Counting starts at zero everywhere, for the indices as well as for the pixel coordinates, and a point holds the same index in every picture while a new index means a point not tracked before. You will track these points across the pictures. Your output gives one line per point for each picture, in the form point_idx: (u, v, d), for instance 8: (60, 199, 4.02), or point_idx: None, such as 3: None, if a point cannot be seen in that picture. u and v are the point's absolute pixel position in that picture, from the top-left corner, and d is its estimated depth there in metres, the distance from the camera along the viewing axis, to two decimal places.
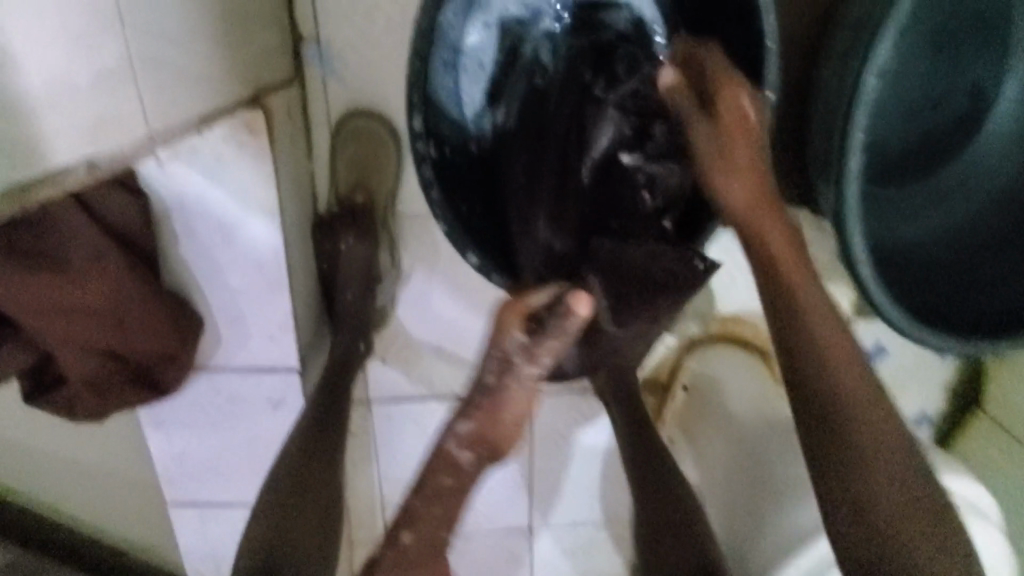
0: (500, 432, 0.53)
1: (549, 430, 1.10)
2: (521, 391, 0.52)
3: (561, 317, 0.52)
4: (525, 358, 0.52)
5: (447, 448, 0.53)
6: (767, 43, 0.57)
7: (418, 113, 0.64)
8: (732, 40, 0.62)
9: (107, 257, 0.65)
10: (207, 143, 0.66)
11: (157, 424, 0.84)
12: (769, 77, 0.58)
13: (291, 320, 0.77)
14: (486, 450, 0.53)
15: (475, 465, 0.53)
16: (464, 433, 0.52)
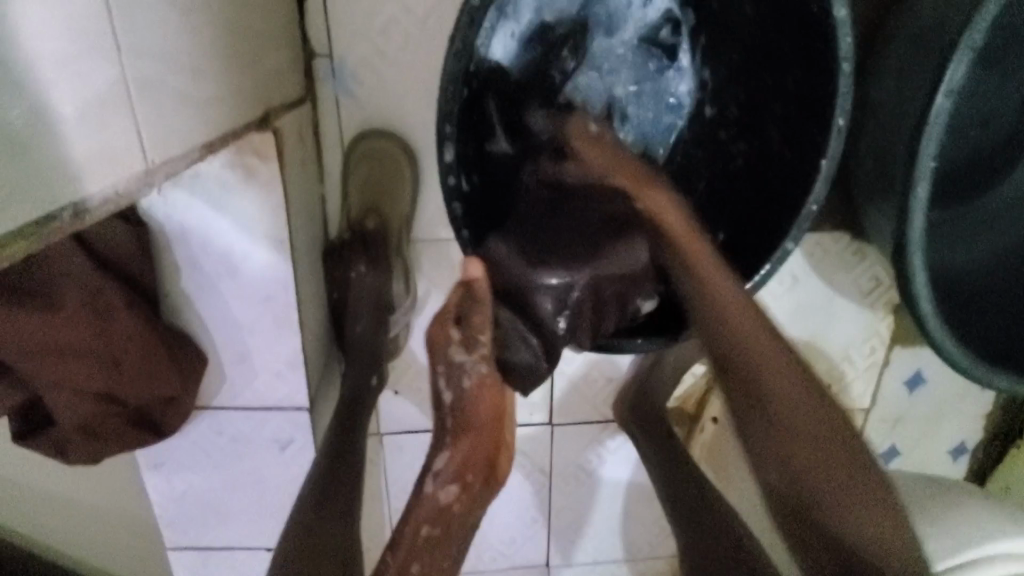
0: (477, 454, 0.52)
1: (569, 465, 1.02)
2: (479, 390, 0.51)
3: (472, 294, 0.50)
4: (468, 352, 0.50)
5: (427, 492, 0.51)
6: (842, 65, 0.53)
7: (452, 145, 0.56)
8: (795, 62, 0.58)
9: (107, 295, 0.59)
10: (214, 169, 0.62)
11: (156, 466, 0.78)
12: (843, 105, 0.54)
13: (301, 357, 0.72)
14: (471, 481, 0.51)
15: (465, 492, 0.51)
16: (442, 467, 0.51)
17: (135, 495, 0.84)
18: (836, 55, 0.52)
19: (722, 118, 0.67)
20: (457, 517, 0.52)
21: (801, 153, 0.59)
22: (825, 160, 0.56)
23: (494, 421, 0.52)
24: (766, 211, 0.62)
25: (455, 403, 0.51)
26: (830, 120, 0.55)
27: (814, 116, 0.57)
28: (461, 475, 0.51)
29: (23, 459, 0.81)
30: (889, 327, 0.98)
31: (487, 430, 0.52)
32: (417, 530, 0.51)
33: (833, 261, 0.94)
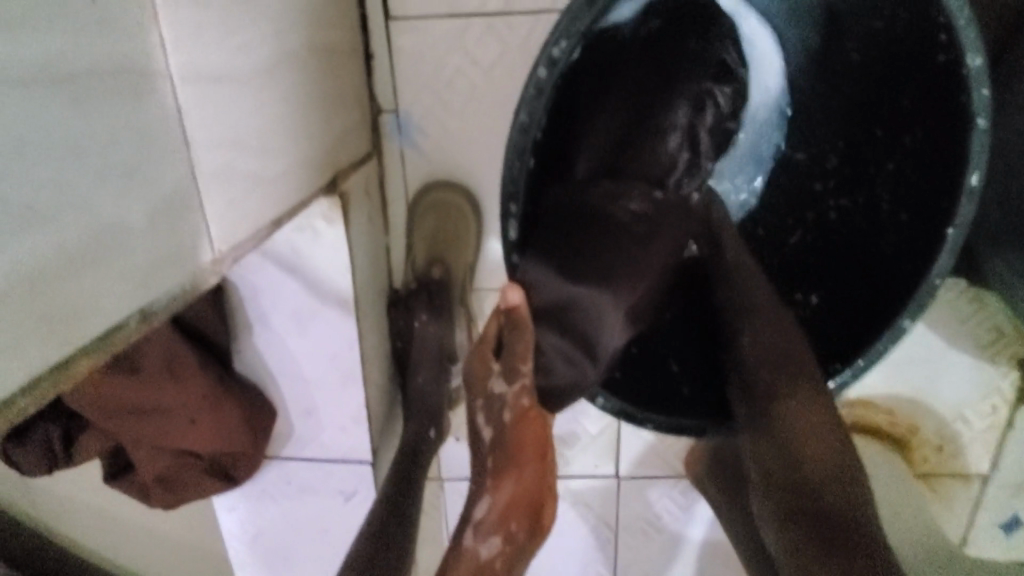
0: (518, 499, 0.50)
1: (636, 519, 0.95)
2: (521, 426, 0.50)
3: (511, 321, 0.50)
4: (509, 385, 0.50)
5: (466, 545, 0.48)
6: (979, 119, 0.47)
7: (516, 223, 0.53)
8: (920, 111, 0.52)
9: (182, 357, 0.61)
10: (284, 233, 0.63)
11: (227, 510, 0.80)
12: (979, 161, 0.48)
13: (364, 413, 0.71)
14: (514, 530, 0.49)
15: (509, 545, 0.48)
16: (483, 516, 0.48)
17: (209, 535, 0.87)
18: (970, 109, 0.47)
19: (819, 168, 0.63)
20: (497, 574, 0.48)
21: (923, 216, 0.53)
22: (951, 229, 0.51)
23: (538, 459, 0.51)
24: (874, 280, 0.58)
25: (496, 440, 0.50)
26: (961, 181, 0.49)
27: (942, 178, 0.51)
28: (502, 524, 0.48)
29: (110, 496, 0.86)
30: (1013, 384, 0.85)
31: (532, 470, 0.50)
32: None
33: (944, 308, 0.83)
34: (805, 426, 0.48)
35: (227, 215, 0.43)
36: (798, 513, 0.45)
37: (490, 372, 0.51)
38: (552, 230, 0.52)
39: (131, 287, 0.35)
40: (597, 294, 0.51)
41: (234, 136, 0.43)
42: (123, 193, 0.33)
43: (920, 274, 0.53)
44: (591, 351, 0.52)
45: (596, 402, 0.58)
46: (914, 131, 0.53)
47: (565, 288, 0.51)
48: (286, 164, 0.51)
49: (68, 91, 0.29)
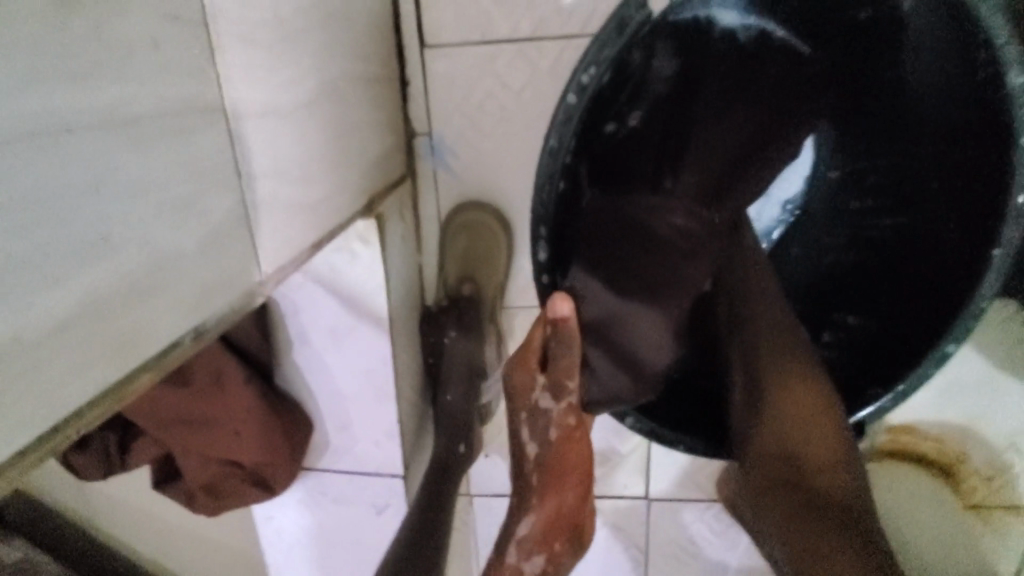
0: (558, 519, 0.53)
1: (668, 543, 0.93)
2: (566, 446, 0.52)
3: (561, 334, 0.49)
4: (555, 400, 0.51)
5: (511, 562, 0.52)
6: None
7: (545, 244, 0.55)
8: (960, 130, 0.51)
9: (227, 371, 0.64)
10: (324, 253, 0.65)
11: (265, 519, 0.83)
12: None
13: (397, 428, 0.73)
14: (556, 546, 0.53)
15: (550, 563, 0.53)
16: (525, 536, 0.52)
17: (248, 542, 0.90)
18: (1012, 128, 0.45)
19: (858, 185, 0.62)
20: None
21: (965, 238, 0.52)
22: (996, 251, 0.48)
23: (580, 480, 0.54)
24: (911, 305, 0.56)
25: (539, 458, 0.52)
26: (1007, 202, 0.47)
27: (983, 201, 0.50)
28: (544, 543, 0.52)
29: (157, 502, 0.90)
30: None
31: (573, 490, 0.53)
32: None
33: (995, 331, 0.79)
34: (790, 435, 0.48)
35: (270, 238, 0.45)
36: (783, 519, 0.46)
37: (534, 384, 0.51)
38: (573, 245, 0.58)
39: (185, 310, 0.37)
40: (632, 308, 0.55)
41: (278, 166, 0.46)
42: (178, 223, 0.36)
43: (963, 297, 0.51)
44: (631, 366, 0.54)
45: (626, 421, 0.60)
46: (955, 150, 0.52)
47: (602, 303, 0.54)
48: (326, 188, 0.54)
49: (129, 130, 0.32)
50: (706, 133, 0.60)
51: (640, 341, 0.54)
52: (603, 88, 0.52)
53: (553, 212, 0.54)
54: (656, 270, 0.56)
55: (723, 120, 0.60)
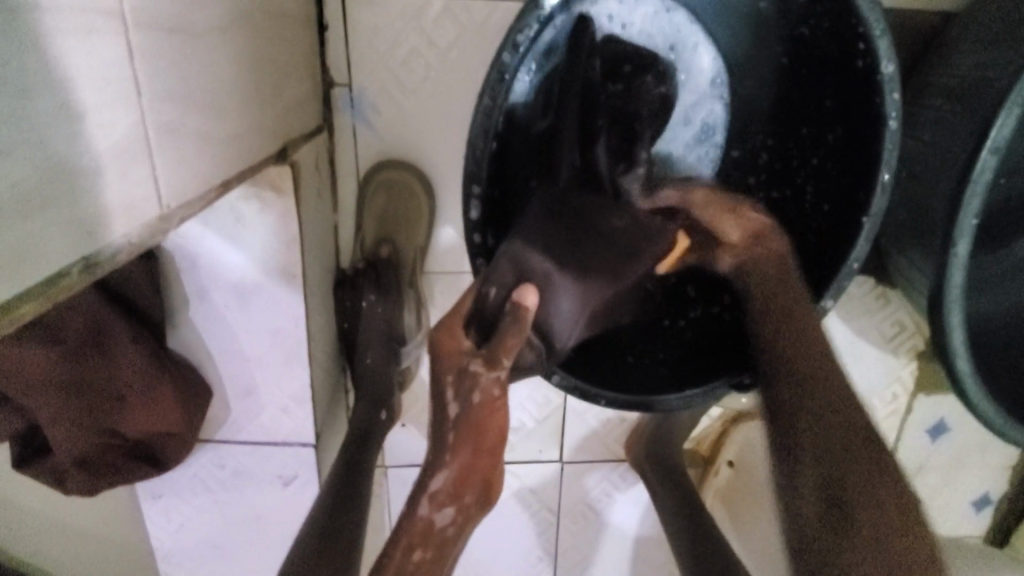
0: (477, 470, 0.40)
1: (577, 503, 0.98)
2: (490, 412, 0.41)
3: (510, 317, 0.42)
4: (485, 369, 0.41)
5: (421, 515, 0.39)
6: (890, 119, 0.51)
7: (478, 202, 0.53)
8: (836, 116, 0.56)
9: (109, 327, 0.58)
10: (228, 202, 0.61)
11: (154, 498, 0.76)
12: (889, 156, 0.52)
13: (308, 393, 0.69)
14: (470, 502, 0.40)
15: (462, 518, 0.39)
16: (438, 488, 0.39)
17: (130, 525, 0.82)
18: (882, 109, 0.51)
19: (751, 163, 0.64)
20: (446, 556, 0.39)
21: (842, 208, 0.57)
22: (866, 218, 0.54)
23: (499, 437, 0.41)
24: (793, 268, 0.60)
25: (460, 415, 0.40)
26: (875, 176, 0.53)
27: (856, 175, 0.55)
28: (456, 497, 0.39)
29: (17, 486, 0.79)
30: (911, 373, 0.98)
31: (495, 438, 0.41)
32: (407, 554, 0.38)
33: (855, 304, 0.94)
34: (850, 429, 0.43)
35: (173, 170, 0.41)
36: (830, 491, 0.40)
37: (465, 347, 0.42)
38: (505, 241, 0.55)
39: (75, 235, 0.33)
40: (563, 278, 0.46)
41: (182, 88, 0.41)
42: (71, 133, 0.31)
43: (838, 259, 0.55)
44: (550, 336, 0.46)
45: (552, 379, 0.59)
46: (833, 131, 0.57)
47: (538, 262, 0.46)
48: (235, 124, 0.49)
49: (14, 25, 0.27)
50: (624, 105, 0.54)
51: (561, 313, 0.46)
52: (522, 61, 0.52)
53: (486, 171, 0.53)
54: (601, 247, 0.48)
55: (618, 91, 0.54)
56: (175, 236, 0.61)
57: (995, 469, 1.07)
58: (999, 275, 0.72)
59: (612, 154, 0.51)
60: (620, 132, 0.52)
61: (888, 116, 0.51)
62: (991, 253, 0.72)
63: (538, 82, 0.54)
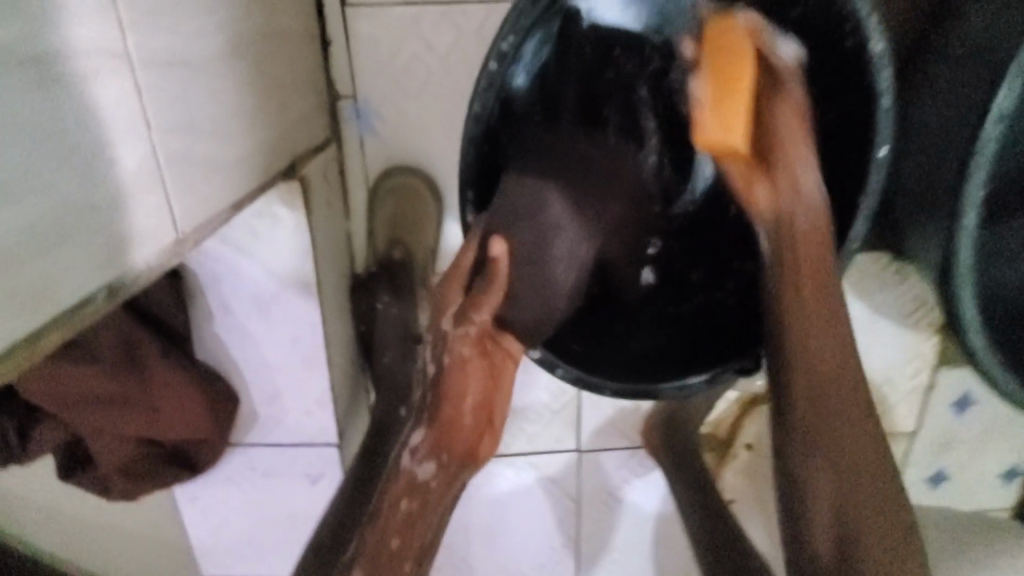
0: (457, 438, 0.45)
1: (597, 489, 0.99)
2: (460, 371, 0.45)
3: (486, 272, 0.47)
4: (454, 324, 0.46)
5: (402, 466, 0.44)
6: (884, 98, 0.50)
7: (473, 206, 0.55)
8: (833, 96, 0.55)
9: (140, 342, 0.61)
10: (243, 218, 0.63)
11: (191, 500, 0.80)
12: (885, 136, 0.51)
13: (329, 395, 0.72)
14: (449, 460, 0.45)
15: (442, 474, 0.44)
16: (416, 443, 0.45)
17: (170, 526, 0.86)
18: (874, 90, 0.49)
19: None
20: (427, 514, 0.45)
21: (842, 188, 0.56)
22: (864, 198, 0.53)
23: (482, 404, 0.45)
24: None
25: (434, 374, 0.45)
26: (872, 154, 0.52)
27: (857, 156, 0.54)
28: (438, 453, 0.44)
29: (65, 494, 0.84)
30: (932, 348, 0.97)
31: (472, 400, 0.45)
32: (396, 506, 0.44)
33: (871, 280, 0.92)
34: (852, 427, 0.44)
35: (187, 195, 0.43)
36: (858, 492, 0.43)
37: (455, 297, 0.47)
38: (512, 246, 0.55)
39: (87, 264, 0.36)
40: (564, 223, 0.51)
41: (190, 118, 0.44)
42: (78, 173, 0.35)
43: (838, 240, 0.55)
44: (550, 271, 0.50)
45: (557, 372, 0.59)
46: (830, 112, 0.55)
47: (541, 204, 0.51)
48: (243, 146, 0.51)
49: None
50: (631, 85, 0.59)
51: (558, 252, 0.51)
52: (512, 69, 0.53)
53: (476, 173, 0.54)
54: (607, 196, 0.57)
55: (619, 76, 0.59)
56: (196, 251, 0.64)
57: None
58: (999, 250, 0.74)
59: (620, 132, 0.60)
60: (626, 113, 0.60)
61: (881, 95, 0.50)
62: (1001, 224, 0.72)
63: (531, 82, 0.56)
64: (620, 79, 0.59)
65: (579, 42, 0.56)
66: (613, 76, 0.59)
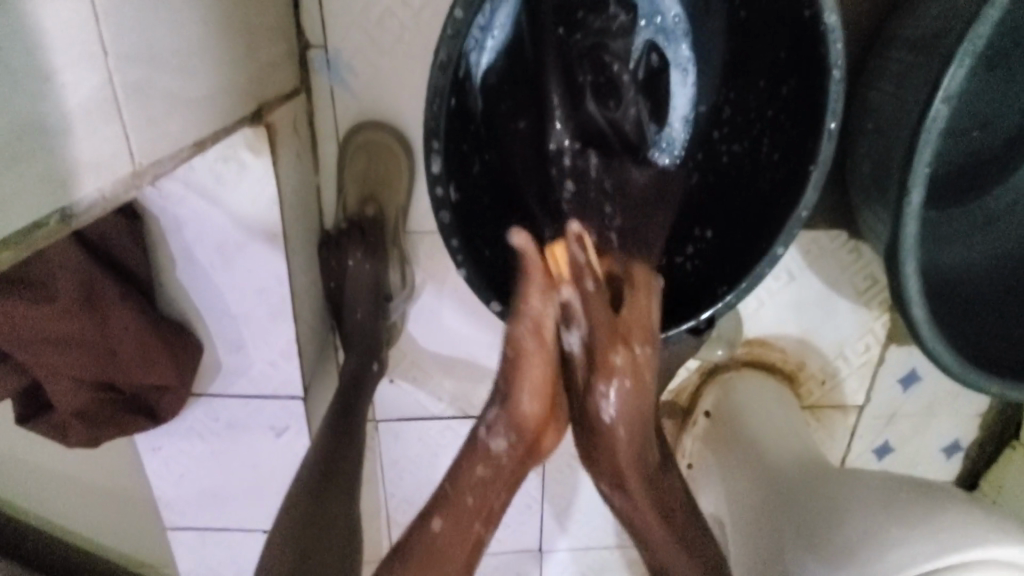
0: (528, 418, 0.49)
1: (561, 453, 1.02)
2: (531, 356, 0.48)
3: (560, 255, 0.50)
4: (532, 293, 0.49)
5: (479, 439, 0.49)
6: (835, 70, 0.49)
7: (440, 157, 0.50)
8: (791, 67, 0.54)
9: (97, 283, 0.60)
10: (206, 162, 0.62)
11: (153, 450, 0.80)
12: (834, 109, 0.50)
13: (294, 348, 0.73)
14: (524, 436, 0.49)
15: (519, 448, 0.49)
16: (494, 417, 0.49)
17: (132, 477, 0.86)
18: (827, 62, 0.49)
19: (716, 119, 0.63)
20: (495, 486, 0.48)
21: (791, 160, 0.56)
22: (813, 167, 0.52)
23: (546, 398, 0.49)
24: (748, 213, 0.59)
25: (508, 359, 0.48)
26: (820, 127, 0.51)
27: (807, 126, 0.53)
28: (516, 432, 0.49)
29: (23, 441, 0.83)
30: (883, 325, 1.01)
31: (539, 377, 0.48)
32: (472, 469, 0.48)
33: (830, 258, 0.96)
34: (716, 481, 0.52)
35: (144, 128, 0.42)
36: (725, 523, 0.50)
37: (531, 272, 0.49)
38: (481, 206, 0.58)
39: (50, 188, 0.35)
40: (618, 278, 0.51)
41: (150, 50, 0.43)
42: (39, 92, 0.33)
43: (787, 210, 0.54)
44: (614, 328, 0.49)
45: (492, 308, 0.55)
46: (787, 83, 0.55)
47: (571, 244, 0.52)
48: (207, 85, 0.51)
49: None
50: (603, 45, 0.61)
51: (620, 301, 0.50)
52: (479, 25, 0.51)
53: (445, 126, 0.50)
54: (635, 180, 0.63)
55: (588, 32, 0.61)
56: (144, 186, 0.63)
57: (968, 418, 1.11)
58: (932, 233, 0.79)
59: (597, 88, 0.63)
60: (602, 71, 0.63)
61: (832, 68, 0.49)
62: (931, 215, 0.80)
63: (500, 48, 0.56)
64: (590, 41, 0.61)
65: (546, 14, 0.58)
66: (584, 40, 0.61)
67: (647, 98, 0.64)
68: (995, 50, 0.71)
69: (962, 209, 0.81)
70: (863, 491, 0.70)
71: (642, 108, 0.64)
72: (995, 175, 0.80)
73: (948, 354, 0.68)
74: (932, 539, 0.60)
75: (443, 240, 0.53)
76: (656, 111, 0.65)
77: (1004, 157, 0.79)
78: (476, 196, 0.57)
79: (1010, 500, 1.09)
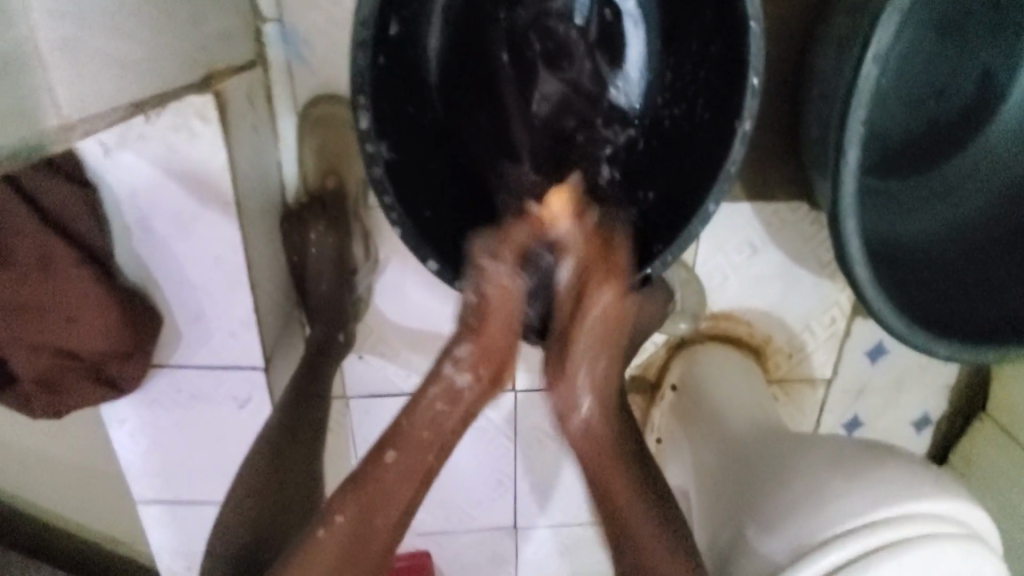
0: (494, 349, 0.51)
1: (532, 428, 1.04)
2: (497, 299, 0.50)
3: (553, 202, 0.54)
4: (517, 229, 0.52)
5: (444, 374, 0.51)
6: (751, 23, 0.51)
7: (368, 112, 0.52)
8: (718, 26, 0.56)
9: (52, 248, 0.62)
10: (158, 130, 0.63)
11: (118, 424, 0.81)
12: (755, 64, 0.52)
13: (253, 317, 0.74)
14: (489, 369, 0.51)
15: (480, 381, 0.51)
16: (461, 354, 0.51)
17: (103, 452, 0.88)
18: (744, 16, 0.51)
19: (658, 82, 0.64)
20: (453, 418, 0.52)
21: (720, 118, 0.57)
22: (739, 121, 0.53)
23: (503, 344, 0.51)
24: (686, 172, 0.60)
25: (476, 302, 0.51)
26: (744, 82, 0.53)
27: (731, 82, 0.55)
28: (480, 365, 0.51)
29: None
30: (848, 297, 1.02)
31: (495, 329, 0.50)
32: (432, 401, 0.51)
33: (793, 231, 0.97)
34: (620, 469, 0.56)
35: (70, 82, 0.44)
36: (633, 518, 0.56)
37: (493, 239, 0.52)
38: (416, 163, 0.59)
39: None
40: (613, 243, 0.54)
41: (78, 7, 0.44)
42: None
43: (717, 165, 0.55)
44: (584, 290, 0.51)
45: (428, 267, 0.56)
46: (713, 42, 0.57)
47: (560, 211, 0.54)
48: (143, 46, 0.52)
49: None
50: (548, 8, 0.63)
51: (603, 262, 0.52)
52: None
53: (372, 83, 0.52)
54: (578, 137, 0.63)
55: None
56: (94, 151, 0.64)
57: (937, 390, 1.12)
58: (884, 202, 0.80)
59: (546, 50, 0.64)
60: (549, 36, 0.64)
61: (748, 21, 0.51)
62: (887, 183, 0.81)
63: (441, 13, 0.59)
64: (534, 8, 0.63)
65: None
66: (526, 10, 0.63)
67: (599, 59, 0.65)
68: (940, 19, 0.72)
69: (919, 178, 0.82)
70: (813, 447, 0.72)
71: (594, 69, 0.65)
72: (953, 142, 0.81)
73: (893, 314, 0.69)
74: (868, 495, 0.62)
75: (375, 197, 0.54)
76: (611, 70, 0.65)
77: (962, 125, 0.80)
78: (416, 155, 0.59)
79: (978, 470, 1.10)
